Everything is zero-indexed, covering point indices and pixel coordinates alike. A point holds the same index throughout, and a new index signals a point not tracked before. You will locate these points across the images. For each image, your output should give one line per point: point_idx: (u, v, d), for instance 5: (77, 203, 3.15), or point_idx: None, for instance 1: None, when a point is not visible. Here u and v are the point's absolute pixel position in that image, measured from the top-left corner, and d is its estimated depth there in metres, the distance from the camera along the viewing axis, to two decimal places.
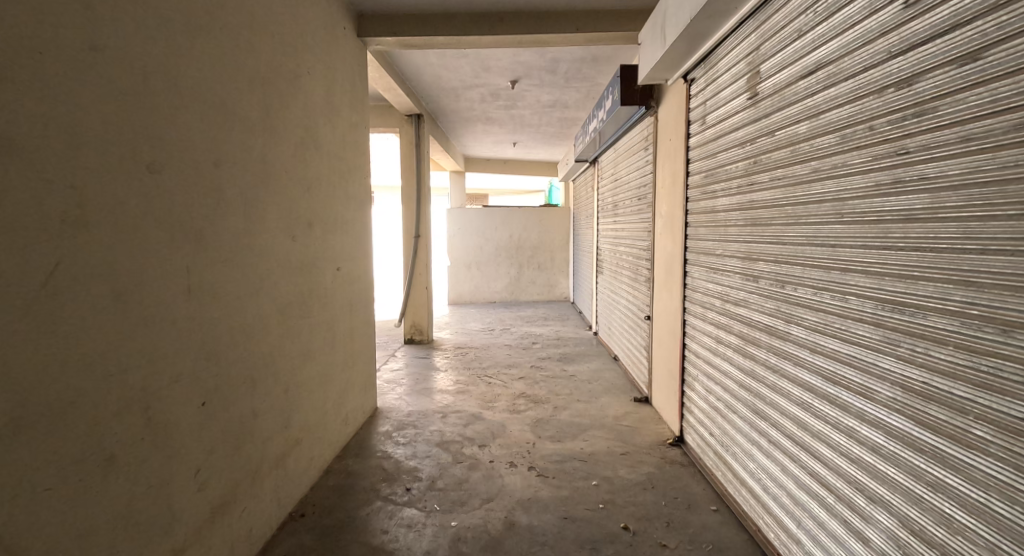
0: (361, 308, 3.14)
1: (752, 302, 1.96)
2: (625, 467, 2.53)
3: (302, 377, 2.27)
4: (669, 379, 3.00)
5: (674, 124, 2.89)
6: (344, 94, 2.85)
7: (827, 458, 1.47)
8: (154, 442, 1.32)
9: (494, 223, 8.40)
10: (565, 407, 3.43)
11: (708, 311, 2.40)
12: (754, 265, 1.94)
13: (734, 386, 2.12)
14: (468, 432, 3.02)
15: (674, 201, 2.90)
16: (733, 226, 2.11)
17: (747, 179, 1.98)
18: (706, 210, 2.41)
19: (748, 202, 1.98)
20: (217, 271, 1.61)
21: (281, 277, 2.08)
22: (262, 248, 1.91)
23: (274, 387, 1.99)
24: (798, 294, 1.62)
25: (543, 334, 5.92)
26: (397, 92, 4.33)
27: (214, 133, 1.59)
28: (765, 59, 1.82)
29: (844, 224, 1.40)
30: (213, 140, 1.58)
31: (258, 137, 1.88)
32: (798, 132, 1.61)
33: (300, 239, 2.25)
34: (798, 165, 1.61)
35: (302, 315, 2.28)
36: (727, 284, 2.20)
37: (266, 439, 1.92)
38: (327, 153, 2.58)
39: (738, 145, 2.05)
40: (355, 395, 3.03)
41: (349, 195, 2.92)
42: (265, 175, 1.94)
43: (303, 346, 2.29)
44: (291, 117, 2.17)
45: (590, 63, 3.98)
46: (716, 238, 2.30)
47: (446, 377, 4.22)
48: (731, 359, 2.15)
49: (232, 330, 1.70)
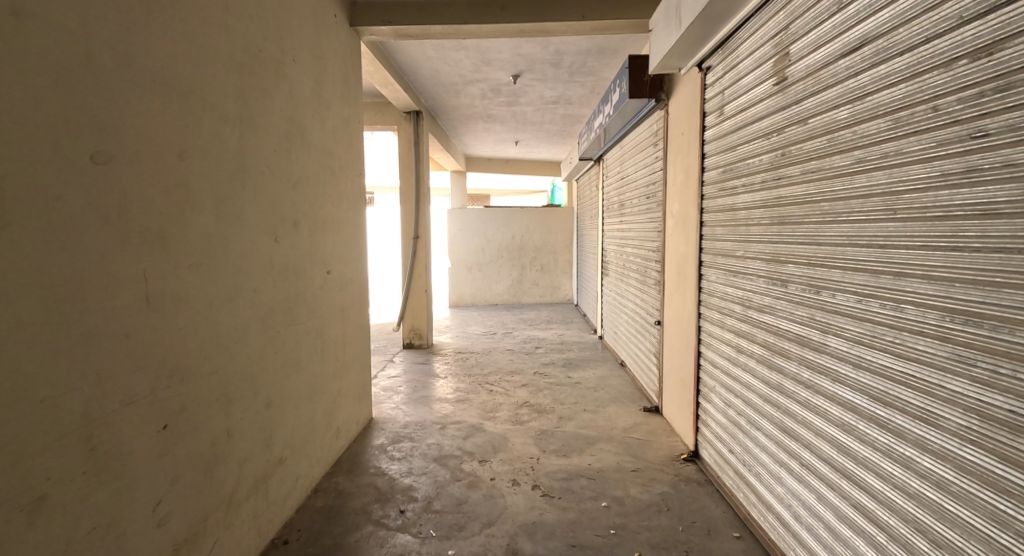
0: (355, 314, 2.96)
1: (779, 309, 1.78)
2: (637, 485, 2.35)
3: (287, 390, 2.09)
4: (682, 390, 2.81)
5: (687, 116, 2.71)
6: (336, 86, 2.68)
7: (875, 490, 1.29)
8: (101, 474, 1.15)
9: (495, 223, 8.22)
10: (570, 418, 3.24)
11: (727, 318, 2.22)
12: (781, 268, 1.76)
13: (758, 401, 1.93)
14: (468, 446, 2.83)
15: (686, 199, 2.72)
16: (757, 225, 1.93)
17: (774, 173, 1.80)
18: (725, 207, 2.23)
19: (774, 198, 1.80)
20: (185, 276, 1.44)
21: (263, 283, 1.90)
22: (239, 250, 1.74)
23: (254, 403, 1.82)
24: (837, 301, 1.44)
25: (546, 338, 5.73)
26: (394, 87, 4.15)
27: (179, 121, 1.42)
28: (795, 39, 1.64)
29: (898, 221, 1.22)
30: (178, 131, 1.41)
31: (234, 127, 1.71)
32: (837, 118, 1.42)
33: (285, 241, 2.08)
34: (836, 155, 1.43)
35: (288, 323, 2.11)
36: (749, 288, 2.01)
37: (244, 461, 1.74)
38: (316, 148, 2.41)
39: (763, 135, 1.87)
40: (348, 406, 2.85)
41: (341, 194, 2.75)
42: (243, 170, 1.76)
43: (288, 357, 2.11)
44: (275, 108, 2.00)
45: (595, 56, 3.80)
46: (736, 238, 2.12)
47: (446, 384, 4.03)
48: (754, 370, 1.96)
49: (203, 342, 1.52)
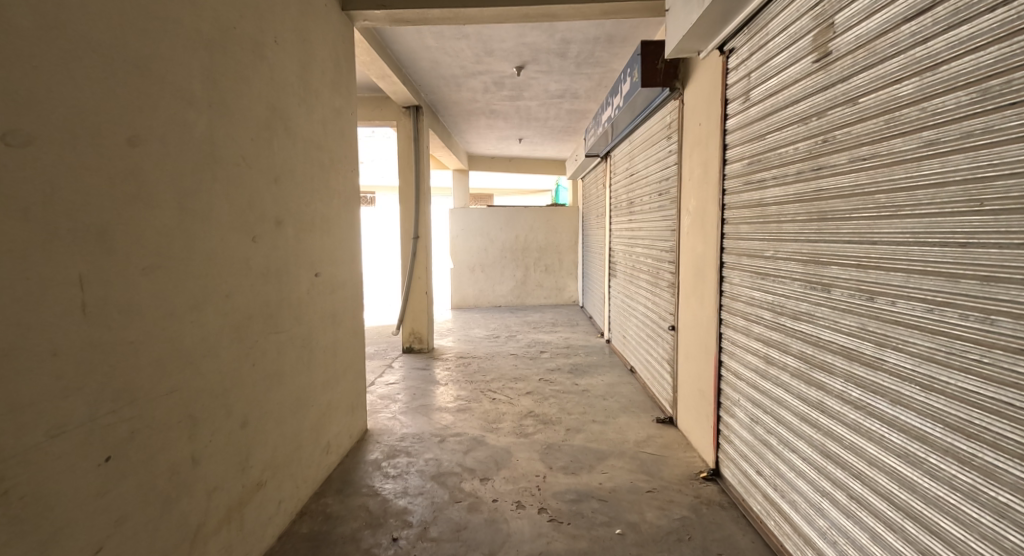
0: (348, 319, 2.76)
1: (819, 316, 1.57)
2: (653, 509, 2.13)
3: (268, 406, 1.89)
4: (700, 401, 2.59)
5: (706, 103, 2.49)
6: (326, 73, 2.48)
7: (952, 538, 1.09)
8: (15, 521, 0.97)
9: (498, 223, 8.01)
10: (578, 430, 3.03)
11: (754, 325, 2.00)
12: (822, 270, 1.54)
13: (792, 420, 1.72)
14: (468, 462, 2.63)
15: (705, 195, 2.51)
16: (791, 221, 1.72)
17: (812, 163, 1.59)
18: (751, 202, 2.02)
19: (812, 191, 1.59)
20: (139, 282, 1.25)
21: (239, 286, 1.71)
22: (209, 250, 1.55)
23: (228, 422, 1.62)
24: (897, 310, 1.23)
25: (551, 341, 5.53)
26: (392, 79, 3.96)
27: (128, 100, 1.22)
28: (841, 7, 1.43)
29: (988, 214, 1.02)
30: (126, 112, 1.22)
31: (203, 111, 1.51)
32: (898, 94, 1.22)
33: (264, 240, 1.88)
34: (896, 138, 1.23)
35: (269, 332, 1.91)
36: (781, 292, 1.80)
37: (215, 489, 1.55)
38: (303, 140, 2.21)
39: (799, 120, 1.66)
40: (339, 418, 2.65)
41: (332, 191, 2.55)
42: (214, 161, 1.57)
43: (270, 369, 1.91)
44: (253, 93, 1.81)
45: (604, 44, 3.60)
46: (764, 237, 1.91)
47: (446, 392, 3.83)
48: (788, 385, 1.75)
49: (162, 357, 1.33)
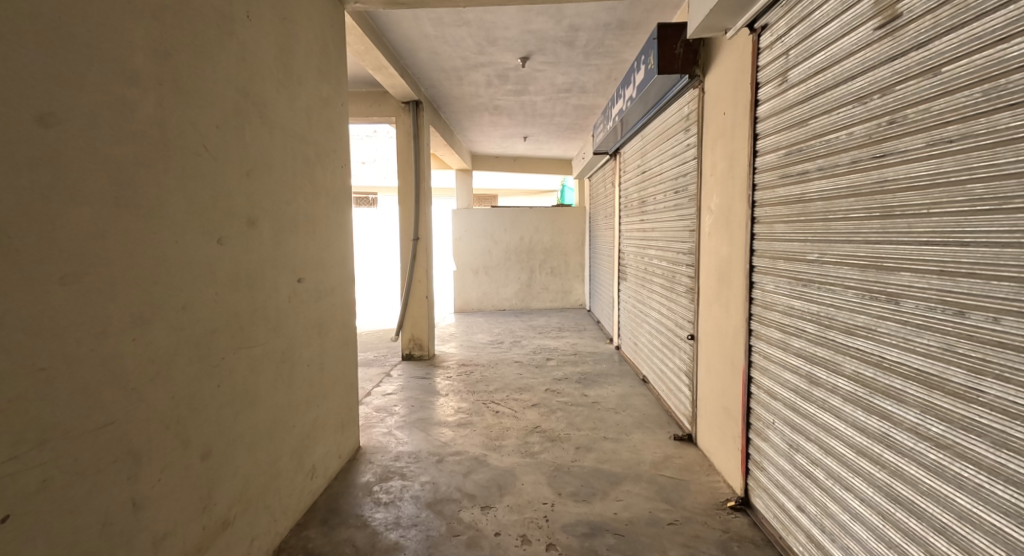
0: (337, 328, 2.52)
1: (881, 332, 1.32)
2: (678, 548, 1.88)
3: (238, 431, 1.66)
4: (726, 420, 2.33)
5: (732, 87, 2.23)
6: (312, 58, 2.25)
7: None
8: None
9: (502, 224, 7.76)
10: (589, 449, 2.77)
11: (792, 339, 1.75)
12: (886, 278, 1.30)
13: (845, 453, 1.47)
14: (468, 487, 2.38)
15: (732, 190, 2.25)
16: (843, 219, 1.46)
17: (872, 149, 1.34)
18: (788, 198, 1.77)
19: (873, 183, 1.34)
20: (52, 295, 1.04)
21: (201, 296, 1.48)
22: (163, 255, 1.32)
23: (187, 455, 1.40)
24: (1006, 330, 1.02)
25: (557, 348, 5.27)
26: (389, 71, 3.73)
27: (24, 69, 1.00)
28: None
29: None
30: (23, 79, 1.00)
31: (151, 90, 1.29)
32: (1004, 56, 1.02)
33: (232, 242, 1.64)
34: (1003, 111, 1.02)
35: (239, 347, 1.68)
36: (828, 302, 1.55)
37: (169, 534, 1.33)
38: (284, 131, 1.99)
39: (854, 100, 1.41)
40: (327, 437, 2.41)
41: (319, 188, 2.31)
42: (168, 150, 1.34)
43: (240, 389, 1.68)
44: (221, 74, 1.59)
45: (616, 31, 3.35)
46: (806, 237, 1.66)
47: (446, 404, 3.58)
48: (838, 412, 1.50)
49: (91, 384, 1.11)
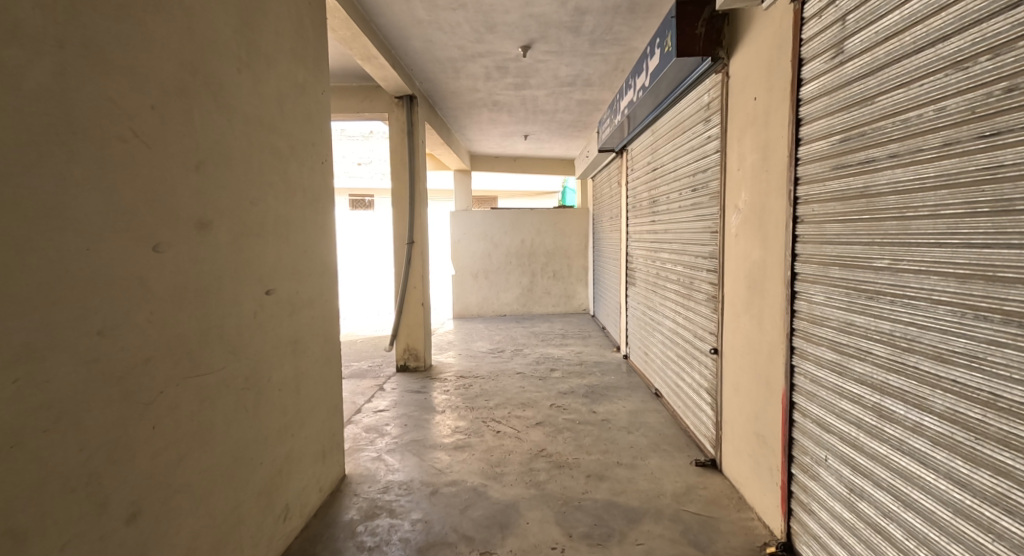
0: (318, 344, 2.23)
1: (996, 362, 1.05)
2: None
3: (187, 480, 1.37)
4: (760, 450, 2.03)
5: (766, 66, 1.94)
6: (284, 36, 1.96)
7: None
8: None
9: (502, 226, 7.48)
10: (602, 477, 2.46)
11: (851, 361, 1.45)
12: (1009, 296, 1.02)
13: (934, 511, 1.18)
14: (466, 526, 2.07)
15: (767, 185, 1.94)
16: (932, 216, 1.17)
17: (984, 124, 1.06)
18: (843, 192, 1.47)
19: (987, 166, 1.06)
20: None
21: (135, 320, 1.20)
22: (72, 272, 1.06)
23: (105, 519, 1.12)
24: None
25: (562, 357, 4.96)
26: (379, 61, 3.44)
27: None
28: None
29: None
30: None
31: (47, 58, 1.02)
32: None
33: (183, 249, 1.37)
34: None
35: (187, 376, 1.38)
36: (906, 319, 1.25)
37: None
38: (250, 117, 1.70)
39: (947, 66, 1.13)
40: (305, 469, 2.11)
41: (293, 186, 2.01)
42: (80, 137, 1.07)
43: (193, 426, 1.39)
44: (160, 44, 1.30)
45: (625, 15, 3.06)
46: (873, 239, 1.36)
47: (442, 423, 3.27)
48: (922, 458, 1.21)
49: None
